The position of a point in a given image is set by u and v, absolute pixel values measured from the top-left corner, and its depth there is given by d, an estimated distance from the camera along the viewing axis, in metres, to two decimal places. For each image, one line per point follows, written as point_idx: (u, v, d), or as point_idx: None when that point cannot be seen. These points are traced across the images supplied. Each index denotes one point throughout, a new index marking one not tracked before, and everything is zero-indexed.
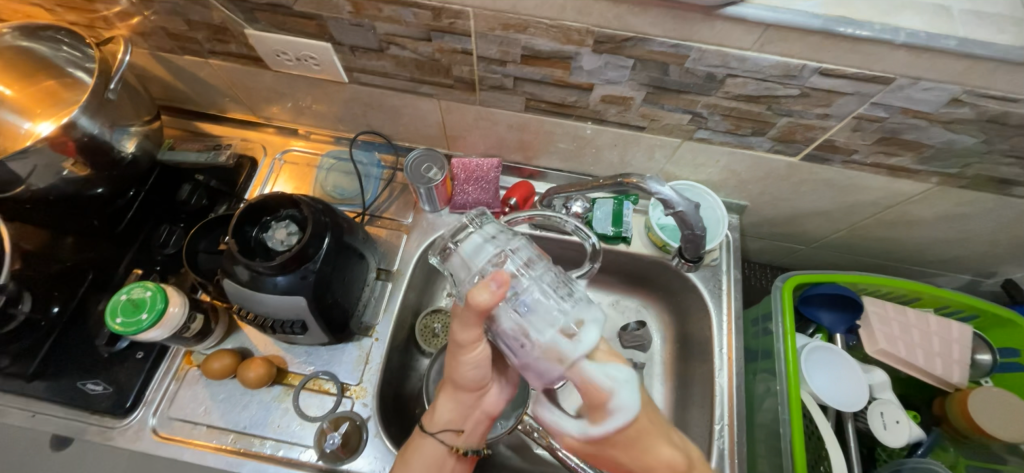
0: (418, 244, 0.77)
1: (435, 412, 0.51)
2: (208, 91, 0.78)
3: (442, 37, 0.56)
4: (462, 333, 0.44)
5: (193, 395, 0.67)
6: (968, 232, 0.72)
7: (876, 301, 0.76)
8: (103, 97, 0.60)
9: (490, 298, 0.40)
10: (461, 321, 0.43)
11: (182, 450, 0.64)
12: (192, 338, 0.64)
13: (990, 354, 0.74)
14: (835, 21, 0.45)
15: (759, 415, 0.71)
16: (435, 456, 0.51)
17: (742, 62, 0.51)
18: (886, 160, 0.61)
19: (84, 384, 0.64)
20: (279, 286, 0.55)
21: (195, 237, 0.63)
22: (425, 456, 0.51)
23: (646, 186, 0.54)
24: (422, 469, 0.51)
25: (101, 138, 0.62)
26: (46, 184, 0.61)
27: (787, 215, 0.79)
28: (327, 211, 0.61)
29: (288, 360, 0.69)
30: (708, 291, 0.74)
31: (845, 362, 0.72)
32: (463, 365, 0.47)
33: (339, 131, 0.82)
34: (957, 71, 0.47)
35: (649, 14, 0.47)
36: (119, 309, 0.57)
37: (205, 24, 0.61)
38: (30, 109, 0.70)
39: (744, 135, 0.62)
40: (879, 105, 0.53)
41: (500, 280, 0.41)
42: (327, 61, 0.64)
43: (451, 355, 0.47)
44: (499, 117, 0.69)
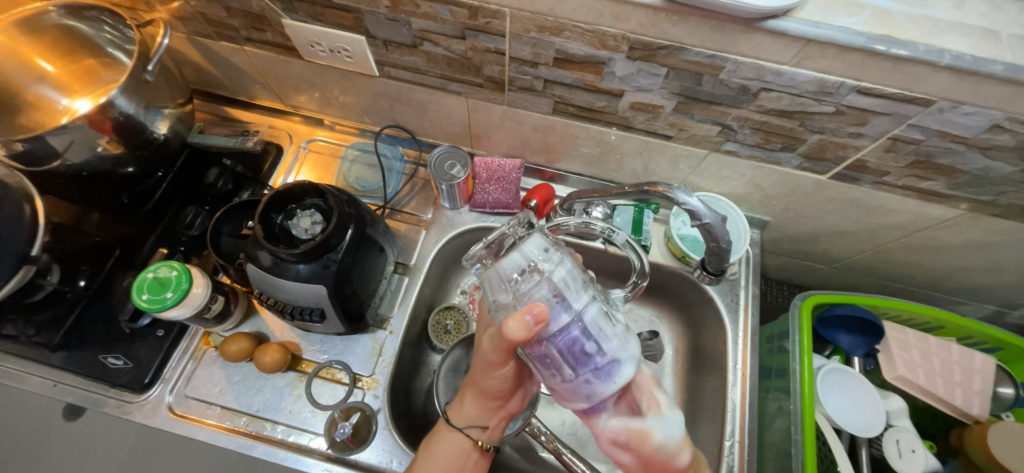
0: (436, 240, 0.77)
1: (461, 407, 0.54)
2: (240, 77, 0.79)
3: (476, 36, 0.56)
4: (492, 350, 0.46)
5: (209, 376, 0.68)
6: (997, 262, 0.70)
7: (896, 326, 0.74)
8: (141, 78, 0.62)
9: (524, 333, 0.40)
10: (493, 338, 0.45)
11: (195, 429, 0.65)
12: (211, 320, 0.65)
13: (1013, 387, 0.71)
14: (878, 39, 0.44)
15: (769, 434, 0.70)
16: (460, 448, 0.53)
17: (778, 76, 0.50)
18: (918, 183, 0.60)
19: (104, 358, 0.66)
20: (301, 274, 0.56)
21: (220, 220, 0.65)
22: (450, 449, 0.53)
23: (673, 195, 0.54)
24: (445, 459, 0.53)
25: (135, 118, 0.64)
26: (82, 160, 0.62)
27: (810, 233, 0.77)
28: (351, 203, 0.62)
29: (303, 347, 0.70)
30: (725, 305, 0.73)
31: (863, 387, 0.71)
32: (489, 372, 0.49)
33: (364, 124, 0.83)
34: (1001, 96, 0.46)
35: (687, 24, 0.47)
36: (146, 286, 0.59)
37: (244, 12, 0.63)
38: (69, 86, 0.73)
39: (773, 150, 0.61)
40: (916, 127, 0.52)
41: (536, 313, 0.40)
42: (360, 54, 0.64)
43: (479, 366, 0.50)
44: (525, 118, 0.69)
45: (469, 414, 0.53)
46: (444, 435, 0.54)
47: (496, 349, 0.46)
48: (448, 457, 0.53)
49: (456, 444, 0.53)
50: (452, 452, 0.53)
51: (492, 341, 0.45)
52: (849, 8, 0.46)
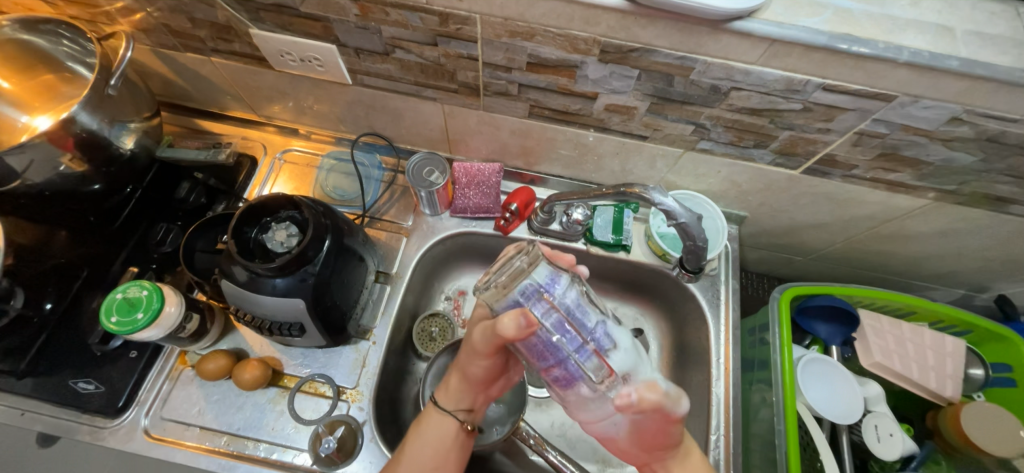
0: (418, 248, 0.77)
1: (447, 389, 0.53)
2: (209, 88, 0.77)
3: (447, 42, 0.56)
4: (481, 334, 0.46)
5: (186, 397, 0.66)
6: (963, 248, 0.72)
7: (871, 314, 0.76)
8: (103, 93, 0.60)
9: (512, 331, 0.39)
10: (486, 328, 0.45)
11: (174, 452, 0.63)
12: (187, 339, 0.64)
13: (983, 369, 0.74)
14: (839, 38, 0.45)
15: (755, 425, 0.71)
16: (447, 432, 0.52)
17: (746, 76, 0.51)
18: (886, 175, 0.62)
19: (75, 383, 0.64)
20: (278, 288, 0.55)
21: (193, 235, 0.63)
22: (436, 432, 0.52)
23: (649, 196, 0.54)
24: (431, 447, 0.51)
25: (99, 134, 0.62)
26: (43, 180, 0.60)
27: (786, 227, 0.79)
28: (327, 213, 0.61)
29: (285, 362, 0.68)
30: (706, 300, 0.74)
31: (840, 373, 0.73)
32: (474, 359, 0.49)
33: (341, 132, 0.82)
34: (957, 90, 0.47)
35: (655, 26, 0.47)
36: (115, 307, 0.57)
37: (209, 22, 0.61)
38: (28, 103, 0.70)
39: (746, 147, 0.63)
40: (879, 121, 0.53)
41: (529, 317, 0.40)
42: (332, 63, 0.64)
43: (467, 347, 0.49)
44: (501, 122, 0.69)
45: (453, 397, 0.53)
46: (430, 416, 0.53)
47: (485, 334, 0.46)
48: (432, 441, 0.51)
49: (447, 429, 0.52)
50: (439, 436, 0.52)
51: (485, 333, 0.45)
52: (810, 8, 0.47)
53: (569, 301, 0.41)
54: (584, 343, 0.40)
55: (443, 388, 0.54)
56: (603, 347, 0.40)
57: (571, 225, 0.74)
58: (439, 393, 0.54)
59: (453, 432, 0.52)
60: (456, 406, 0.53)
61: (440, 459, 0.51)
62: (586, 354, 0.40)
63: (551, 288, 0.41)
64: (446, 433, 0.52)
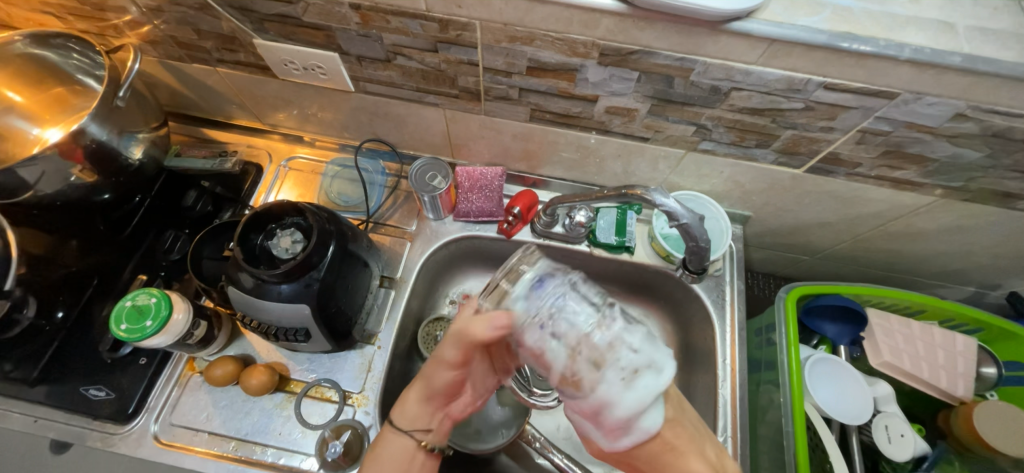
0: (421, 252, 0.77)
1: (404, 406, 0.49)
2: (215, 97, 0.78)
3: (448, 48, 0.56)
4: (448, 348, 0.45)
5: (194, 402, 0.67)
6: (972, 245, 0.72)
7: (880, 313, 0.75)
8: (112, 104, 0.61)
9: (482, 334, 0.42)
10: (451, 338, 0.45)
11: (183, 457, 0.64)
12: (195, 345, 0.64)
13: (996, 367, 0.73)
14: (839, 37, 0.45)
15: (762, 426, 0.70)
16: (404, 452, 0.48)
17: (747, 76, 0.51)
18: (891, 173, 0.61)
19: (86, 390, 0.64)
20: (283, 294, 0.55)
21: (200, 243, 0.64)
22: (391, 454, 0.48)
23: (650, 197, 0.54)
24: (390, 469, 0.48)
25: (108, 145, 0.63)
26: (54, 190, 0.61)
27: (791, 226, 0.78)
28: (331, 219, 0.61)
29: (291, 367, 0.69)
30: (712, 302, 0.73)
31: (850, 373, 0.72)
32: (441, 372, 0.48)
33: (344, 139, 0.83)
34: (961, 86, 0.47)
35: (654, 28, 0.48)
36: (124, 315, 0.58)
37: (215, 33, 0.62)
38: (40, 116, 0.71)
39: (749, 147, 0.62)
40: (883, 119, 0.53)
41: (498, 314, 0.41)
42: (334, 70, 0.64)
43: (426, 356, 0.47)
44: (503, 126, 0.69)
45: (412, 416, 0.49)
46: (385, 437, 0.49)
47: (450, 342, 0.45)
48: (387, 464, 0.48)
49: (404, 449, 0.48)
50: (395, 456, 0.48)
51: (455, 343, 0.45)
52: (810, 7, 0.47)
53: (561, 302, 0.40)
54: (580, 346, 0.38)
55: (399, 406, 0.50)
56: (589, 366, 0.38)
57: (574, 228, 0.75)
58: (396, 411, 0.50)
59: (411, 452, 0.49)
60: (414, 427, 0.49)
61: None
62: (583, 362, 0.38)
63: (542, 290, 0.42)
64: (405, 449, 0.48)
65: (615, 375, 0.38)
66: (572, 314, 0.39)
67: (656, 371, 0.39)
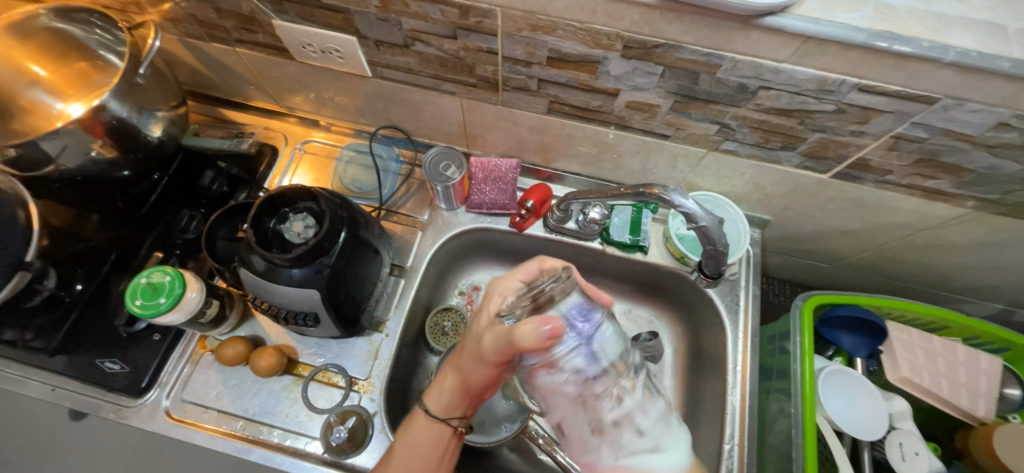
0: (433, 242, 0.77)
1: (441, 397, 0.53)
2: (233, 78, 0.78)
3: (467, 35, 0.55)
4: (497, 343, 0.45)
5: (205, 380, 0.68)
6: (1004, 261, 0.68)
7: (900, 326, 0.73)
8: (133, 81, 0.62)
9: (533, 347, 0.41)
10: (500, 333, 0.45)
11: (193, 433, 0.65)
12: (207, 324, 0.65)
13: (1021, 388, 0.70)
14: (879, 36, 0.43)
15: (770, 436, 0.69)
16: (438, 436, 0.53)
17: (777, 74, 0.49)
18: (923, 182, 0.59)
19: (101, 362, 0.66)
20: (294, 278, 0.55)
21: (215, 223, 0.64)
22: (427, 438, 0.53)
23: (669, 197, 0.53)
24: (424, 453, 0.52)
25: (129, 122, 0.63)
26: (76, 165, 0.62)
27: (812, 232, 0.76)
28: (344, 205, 0.61)
29: (299, 351, 0.70)
30: (725, 306, 0.72)
31: (864, 387, 0.70)
32: (479, 371, 0.50)
33: (360, 125, 0.82)
34: (1008, 93, 0.44)
35: (682, 21, 0.46)
36: (139, 292, 0.58)
37: (234, 13, 0.62)
38: (62, 90, 0.72)
39: (773, 149, 0.60)
40: (919, 124, 0.50)
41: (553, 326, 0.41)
42: (352, 55, 0.64)
43: (475, 352, 0.49)
44: (519, 118, 0.68)
45: (447, 405, 0.53)
46: (420, 422, 0.53)
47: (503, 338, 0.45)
48: (423, 447, 0.52)
49: (438, 432, 0.53)
50: (429, 439, 0.53)
51: (496, 340, 0.45)
52: (849, 3, 0.45)
53: (587, 359, 0.42)
54: (592, 409, 0.43)
55: (433, 393, 0.54)
56: (595, 422, 0.43)
57: (587, 224, 0.74)
58: (431, 399, 0.54)
59: (445, 437, 0.54)
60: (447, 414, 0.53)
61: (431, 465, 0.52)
62: (590, 418, 0.43)
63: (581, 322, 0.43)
64: (436, 434, 0.53)
65: (617, 446, 0.42)
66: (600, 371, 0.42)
67: (664, 454, 0.42)
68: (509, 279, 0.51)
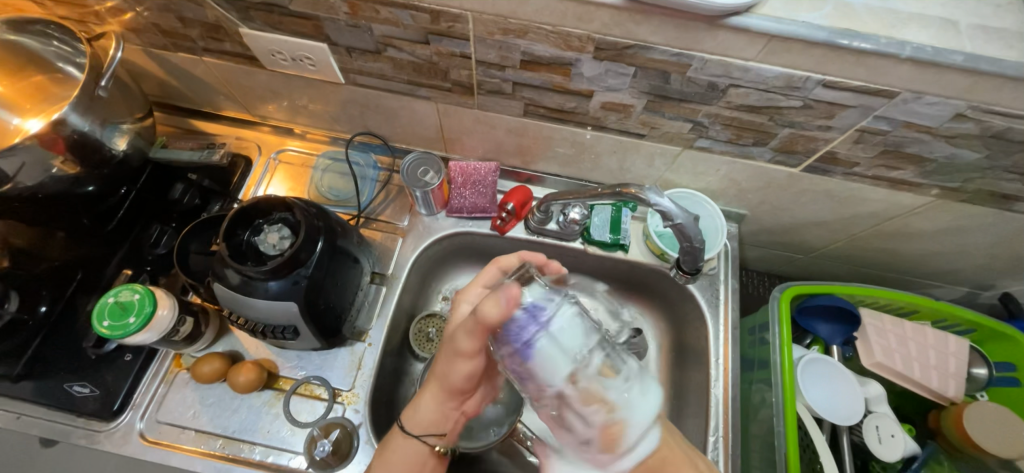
0: (414, 248, 0.76)
1: (419, 413, 0.54)
2: (202, 88, 0.76)
3: (439, 40, 0.55)
4: (465, 341, 0.47)
5: (181, 400, 0.66)
6: (967, 246, 0.71)
7: (873, 313, 0.75)
8: (93, 94, 0.59)
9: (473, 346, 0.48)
10: (466, 330, 0.46)
11: (170, 455, 0.63)
12: (181, 342, 0.63)
13: (986, 368, 0.73)
14: (839, 33, 0.44)
15: (754, 426, 0.70)
16: (417, 454, 0.54)
17: (745, 72, 0.50)
18: (888, 173, 0.61)
19: (70, 386, 0.63)
20: (270, 291, 0.54)
21: (186, 237, 0.62)
22: (405, 458, 0.54)
23: (645, 196, 0.53)
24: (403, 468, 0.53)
25: (91, 136, 0.61)
26: (35, 183, 0.59)
27: (787, 225, 0.78)
28: (320, 215, 0.60)
29: (280, 364, 0.68)
30: (706, 301, 0.73)
31: (842, 374, 0.72)
32: (455, 364, 0.50)
33: (336, 132, 0.81)
34: (962, 86, 0.46)
35: (651, 22, 0.46)
36: (107, 312, 0.56)
37: (199, 21, 0.60)
38: (18, 104, 0.69)
39: (745, 145, 0.61)
40: (882, 118, 0.52)
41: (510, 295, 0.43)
42: (323, 62, 0.63)
43: (447, 359, 0.50)
44: (496, 121, 0.68)
45: (426, 422, 0.54)
46: (399, 442, 0.54)
47: (467, 337, 0.47)
48: (402, 464, 0.53)
49: (416, 452, 0.54)
50: (409, 455, 0.54)
51: (468, 336, 0.46)
52: (810, 2, 0.46)
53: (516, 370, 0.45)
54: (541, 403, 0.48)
55: (410, 413, 0.54)
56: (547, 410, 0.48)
57: (568, 225, 0.74)
58: (406, 419, 0.54)
59: (423, 456, 0.55)
60: (426, 431, 0.54)
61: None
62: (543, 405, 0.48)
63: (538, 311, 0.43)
64: (416, 454, 0.54)
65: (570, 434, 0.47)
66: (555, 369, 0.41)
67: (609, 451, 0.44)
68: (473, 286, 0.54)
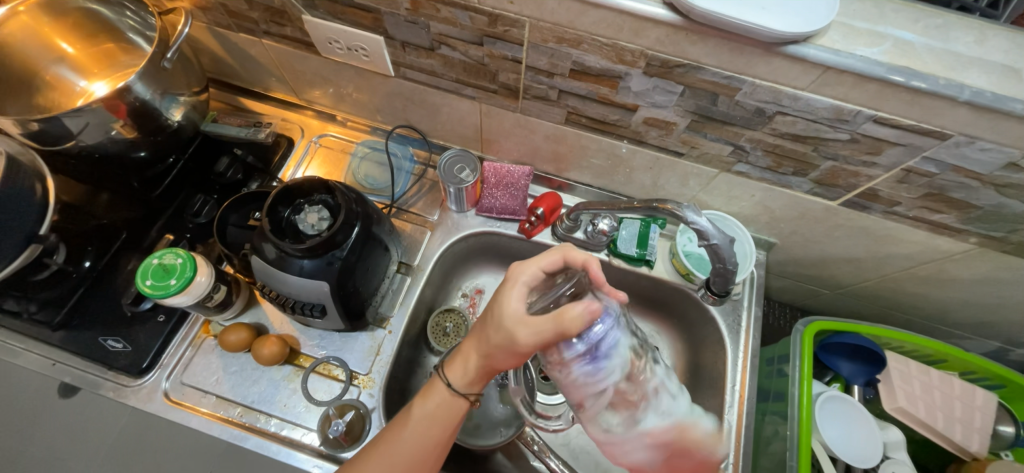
0: (441, 242, 0.77)
1: (467, 370, 0.51)
2: (256, 68, 0.79)
3: (493, 43, 0.56)
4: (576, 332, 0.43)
5: (206, 365, 0.68)
6: (1004, 299, 0.69)
7: (898, 357, 0.73)
8: (159, 65, 0.62)
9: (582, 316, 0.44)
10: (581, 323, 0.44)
11: (189, 417, 0.65)
12: (212, 309, 0.66)
13: (1014, 426, 0.71)
14: (896, 70, 0.44)
15: (764, 458, 0.69)
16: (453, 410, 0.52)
17: (794, 101, 0.50)
18: (929, 215, 0.60)
19: (105, 340, 0.66)
20: (304, 269, 0.56)
21: (227, 209, 0.65)
22: (441, 406, 0.51)
23: (681, 214, 0.53)
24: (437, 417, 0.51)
25: (151, 104, 0.64)
26: (95, 142, 0.62)
27: (817, 258, 0.77)
28: (359, 200, 0.62)
29: (302, 341, 0.70)
30: (727, 326, 0.72)
31: (860, 415, 0.70)
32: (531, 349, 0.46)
33: (377, 122, 0.83)
34: (1018, 135, 0.45)
35: (706, 44, 0.47)
36: (150, 272, 0.59)
37: (265, 5, 0.63)
38: (87, 68, 0.74)
39: (784, 174, 0.61)
40: (930, 159, 0.51)
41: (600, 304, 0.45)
42: (377, 53, 0.65)
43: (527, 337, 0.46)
44: (536, 126, 0.69)
45: (471, 379, 0.52)
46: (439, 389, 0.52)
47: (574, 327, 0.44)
48: (438, 413, 0.51)
49: (454, 407, 0.52)
50: (447, 412, 0.51)
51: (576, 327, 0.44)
52: (869, 38, 0.46)
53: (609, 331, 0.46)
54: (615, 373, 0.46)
55: (455, 364, 0.52)
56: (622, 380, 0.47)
57: (595, 235, 0.74)
58: (453, 373, 0.52)
59: (461, 410, 0.52)
60: (468, 388, 0.52)
61: (446, 436, 0.51)
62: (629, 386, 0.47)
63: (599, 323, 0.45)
64: (453, 407, 0.52)
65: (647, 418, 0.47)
66: (614, 375, 0.45)
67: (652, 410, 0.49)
68: (535, 264, 0.50)
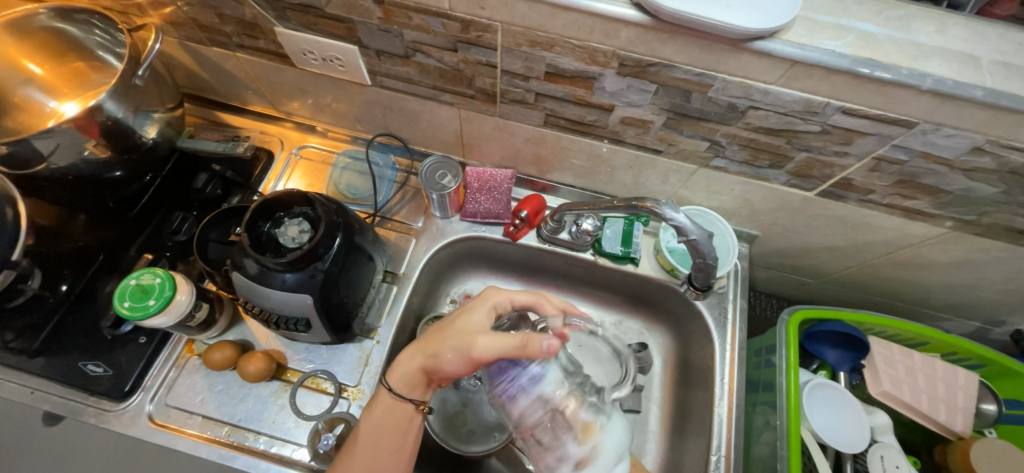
0: (426, 249, 0.77)
1: (397, 372, 0.54)
2: (231, 82, 0.79)
3: (467, 48, 0.56)
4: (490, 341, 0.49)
5: (191, 385, 0.67)
6: (980, 279, 0.71)
7: (883, 342, 0.74)
8: (130, 83, 0.61)
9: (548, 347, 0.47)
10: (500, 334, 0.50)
11: (175, 438, 0.64)
12: (195, 327, 0.65)
13: (996, 404, 0.72)
14: (861, 62, 0.45)
15: (756, 449, 0.70)
16: (400, 413, 0.54)
17: (765, 95, 0.51)
18: (903, 202, 0.61)
19: (85, 365, 0.65)
20: (287, 283, 0.55)
21: (207, 225, 0.63)
22: (385, 410, 0.54)
23: (660, 211, 0.54)
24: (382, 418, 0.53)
25: (124, 122, 0.63)
26: (68, 164, 0.61)
27: (799, 248, 0.78)
28: (340, 211, 0.61)
29: (289, 356, 0.69)
30: (714, 320, 0.73)
31: (847, 401, 0.71)
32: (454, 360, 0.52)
33: (356, 132, 0.83)
34: (980, 120, 0.47)
35: (676, 42, 0.47)
36: (128, 293, 0.58)
37: (236, 19, 0.62)
38: (57, 89, 0.72)
39: (761, 167, 0.62)
40: (899, 147, 0.52)
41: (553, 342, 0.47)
42: (353, 63, 0.65)
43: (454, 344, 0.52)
44: (516, 130, 0.69)
45: (408, 382, 0.54)
46: (382, 396, 0.54)
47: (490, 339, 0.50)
48: (382, 414, 0.53)
49: (399, 411, 0.54)
50: (395, 418, 0.54)
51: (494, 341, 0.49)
52: (834, 31, 0.47)
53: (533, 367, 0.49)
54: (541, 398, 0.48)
55: (395, 369, 0.54)
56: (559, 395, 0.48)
57: (580, 235, 0.75)
58: (394, 378, 0.54)
59: (408, 415, 0.54)
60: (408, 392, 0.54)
61: (399, 440, 0.53)
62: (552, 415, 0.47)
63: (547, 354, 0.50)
64: (401, 412, 0.54)
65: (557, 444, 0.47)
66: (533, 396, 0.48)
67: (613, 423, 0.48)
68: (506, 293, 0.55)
